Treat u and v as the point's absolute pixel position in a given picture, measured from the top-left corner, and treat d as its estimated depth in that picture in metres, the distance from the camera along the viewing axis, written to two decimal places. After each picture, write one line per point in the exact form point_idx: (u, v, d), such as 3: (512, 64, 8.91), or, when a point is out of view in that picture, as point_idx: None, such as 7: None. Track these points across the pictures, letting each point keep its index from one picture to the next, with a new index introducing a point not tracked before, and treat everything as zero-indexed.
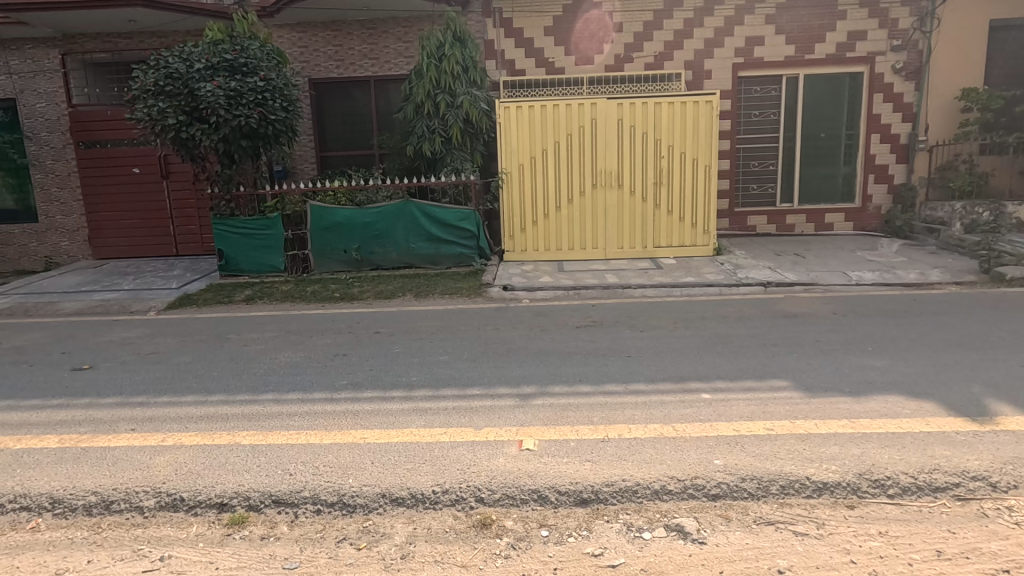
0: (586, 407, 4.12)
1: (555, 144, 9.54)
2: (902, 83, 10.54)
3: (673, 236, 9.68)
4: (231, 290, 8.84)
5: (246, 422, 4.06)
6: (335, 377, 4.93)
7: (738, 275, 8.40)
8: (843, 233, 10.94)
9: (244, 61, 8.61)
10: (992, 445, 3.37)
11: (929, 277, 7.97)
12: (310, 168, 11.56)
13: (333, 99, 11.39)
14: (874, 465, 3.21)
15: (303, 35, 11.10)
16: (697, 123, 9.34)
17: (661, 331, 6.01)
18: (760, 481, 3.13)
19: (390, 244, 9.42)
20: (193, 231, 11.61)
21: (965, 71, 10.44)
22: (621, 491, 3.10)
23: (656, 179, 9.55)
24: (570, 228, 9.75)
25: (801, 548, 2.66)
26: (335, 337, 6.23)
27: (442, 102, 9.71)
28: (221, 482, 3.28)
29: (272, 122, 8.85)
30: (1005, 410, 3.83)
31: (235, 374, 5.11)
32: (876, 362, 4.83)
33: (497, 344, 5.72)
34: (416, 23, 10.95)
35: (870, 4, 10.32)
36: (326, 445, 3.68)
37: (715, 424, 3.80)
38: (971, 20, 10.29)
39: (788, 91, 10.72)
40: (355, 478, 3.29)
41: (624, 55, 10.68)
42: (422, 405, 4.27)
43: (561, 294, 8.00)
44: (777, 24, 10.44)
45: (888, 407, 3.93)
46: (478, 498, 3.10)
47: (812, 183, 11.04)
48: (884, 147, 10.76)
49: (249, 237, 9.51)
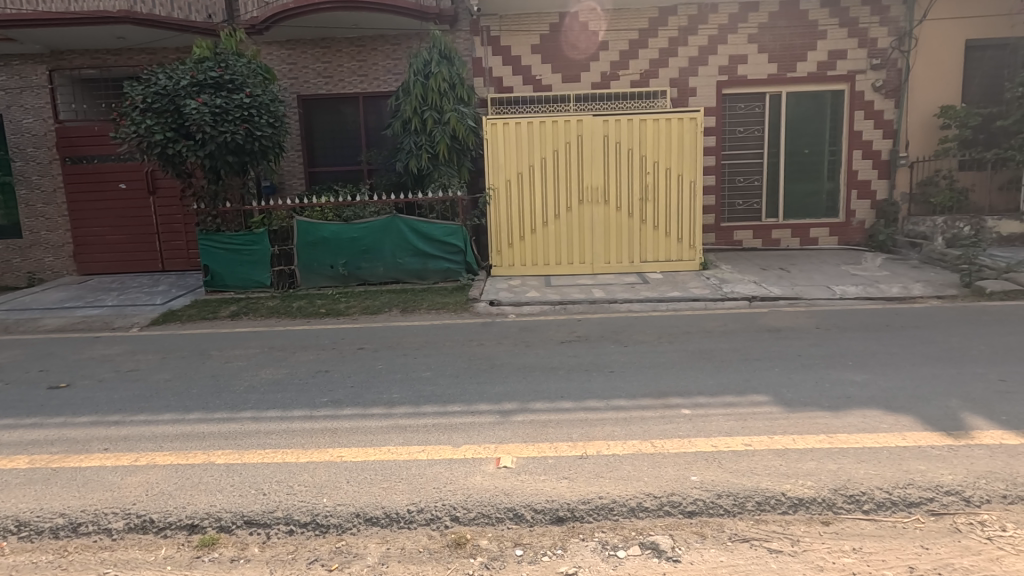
0: (566, 424, 4.10)
1: (541, 160, 9.62)
2: (882, 100, 10.74)
3: (659, 251, 9.76)
4: (217, 306, 8.79)
5: (224, 440, 4.01)
6: (315, 395, 4.87)
7: (724, 289, 8.47)
8: (828, 247, 11.06)
9: (230, 78, 8.64)
10: (967, 459, 3.39)
11: (911, 291, 8.06)
12: (298, 183, 11.57)
13: (323, 115, 11.46)
14: (850, 481, 3.21)
15: (292, 53, 11.18)
16: (682, 139, 9.47)
17: (644, 347, 6.01)
18: (736, 497, 3.13)
19: (377, 259, 9.41)
20: (180, 247, 11.57)
21: (943, 89, 10.67)
22: (597, 509, 3.08)
23: (642, 195, 9.63)
24: (557, 244, 9.80)
25: (775, 565, 2.65)
26: (318, 353, 6.21)
27: (429, 119, 9.79)
28: (192, 503, 3.23)
29: (259, 138, 8.85)
30: (981, 424, 3.85)
31: (215, 391, 5.05)
32: (856, 377, 4.85)
33: (482, 360, 5.71)
34: (404, 41, 11.08)
35: (850, 24, 10.56)
36: (303, 464, 3.64)
37: (694, 439, 3.80)
38: (949, 39, 10.53)
39: (772, 108, 10.90)
40: (330, 497, 3.25)
41: (610, 72, 10.83)
42: (402, 422, 4.24)
43: (548, 309, 8.01)
44: (759, 43, 10.65)
45: (865, 422, 3.95)
46: (453, 517, 3.07)
47: (797, 198, 11.18)
48: (866, 163, 10.93)
49: (234, 253, 9.49)
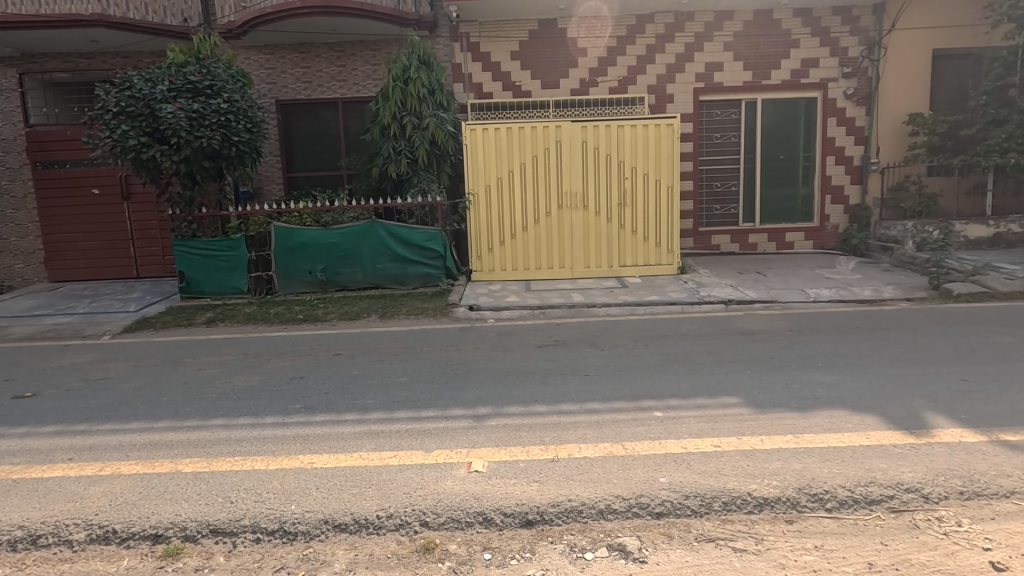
0: (538, 427, 4.12)
1: (520, 166, 9.66)
2: (853, 108, 10.99)
3: (638, 256, 9.86)
4: (192, 312, 8.66)
5: (193, 448, 3.96)
6: (288, 401, 4.82)
7: (701, 293, 8.58)
8: (803, 251, 11.26)
9: (208, 83, 8.55)
10: (926, 457, 3.48)
11: (882, 294, 8.25)
12: (276, 188, 11.48)
13: (302, 120, 11.40)
14: (814, 480, 3.27)
15: (270, 57, 11.11)
16: (659, 145, 9.59)
17: (620, 350, 6.06)
18: (703, 498, 3.17)
19: (356, 265, 9.35)
20: (155, 253, 11.40)
21: (912, 97, 10.95)
22: (567, 512, 3.10)
23: (621, 200, 9.72)
24: (537, 249, 9.85)
25: (740, 564, 2.68)
26: (293, 359, 6.17)
27: (408, 125, 9.80)
28: (157, 513, 3.18)
29: (236, 143, 8.78)
30: (942, 423, 3.95)
31: (186, 399, 4.97)
32: (825, 378, 4.94)
33: (458, 365, 5.71)
34: (384, 47, 11.08)
35: (821, 33, 10.80)
36: (272, 471, 3.60)
37: (664, 441, 3.84)
38: (917, 48, 10.81)
39: (747, 114, 11.09)
40: (298, 504, 3.23)
41: (589, 79, 10.93)
42: (375, 427, 4.23)
43: (527, 313, 8.04)
44: (734, 51, 10.84)
45: (832, 422, 4.03)
46: (423, 522, 3.06)
47: (772, 203, 11.38)
48: (839, 168, 11.16)
49: (211, 259, 9.37)
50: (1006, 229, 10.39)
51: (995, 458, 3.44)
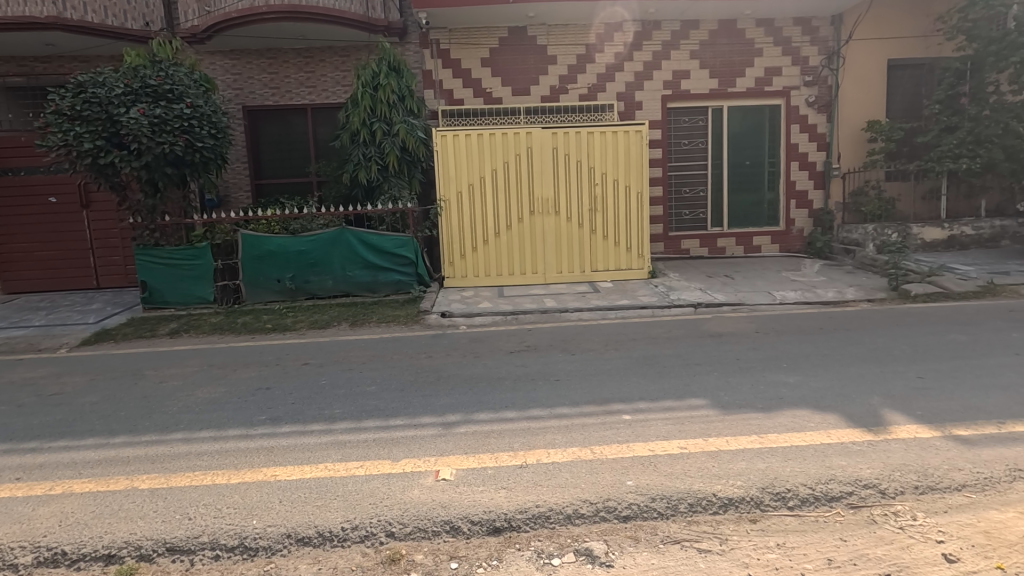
0: (508, 433, 4.11)
1: (492, 172, 9.68)
2: (815, 115, 11.33)
3: (610, 261, 9.94)
4: (155, 323, 8.42)
5: (150, 464, 3.83)
6: (254, 413, 4.72)
7: (671, 296, 8.70)
8: (770, 255, 11.53)
9: (169, 87, 8.34)
10: (884, 453, 3.58)
11: (845, 295, 8.48)
12: (244, 196, 11.27)
13: (270, 127, 11.25)
14: (776, 479, 3.33)
15: (236, 62, 10.93)
16: (628, 151, 9.72)
17: (591, 355, 6.09)
18: (670, 500, 3.19)
19: (326, 272, 9.21)
20: (117, 263, 11.05)
21: (870, 105, 11.32)
22: (534, 518, 3.09)
23: (592, 206, 9.81)
24: (509, 255, 9.86)
25: (704, 565, 2.71)
26: (260, 369, 6.03)
27: (378, 131, 9.72)
28: (110, 532, 3.07)
29: (199, 150, 8.60)
30: (899, 420, 4.07)
31: (145, 413, 4.81)
32: (789, 379, 5.05)
33: (428, 373, 5.66)
34: (354, 53, 10.98)
35: (783, 43, 11.12)
36: (233, 485, 3.51)
37: (632, 444, 3.87)
38: (874, 58, 11.20)
39: (714, 121, 11.32)
40: (260, 518, 3.15)
41: (559, 86, 11.03)
42: (342, 437, 4.16)
43: (499, 319, 8.03)
44: (700, 60, 11.07)
45: (795, 421, 4.12)
46: (389, 533, 3.02)
47: (740, 208, 11.62)
48: (803, 173, 11.47)
49: (175, 268, 9.13)
50: (960, 231, 10.82)
51: (947, 452, 3.55)
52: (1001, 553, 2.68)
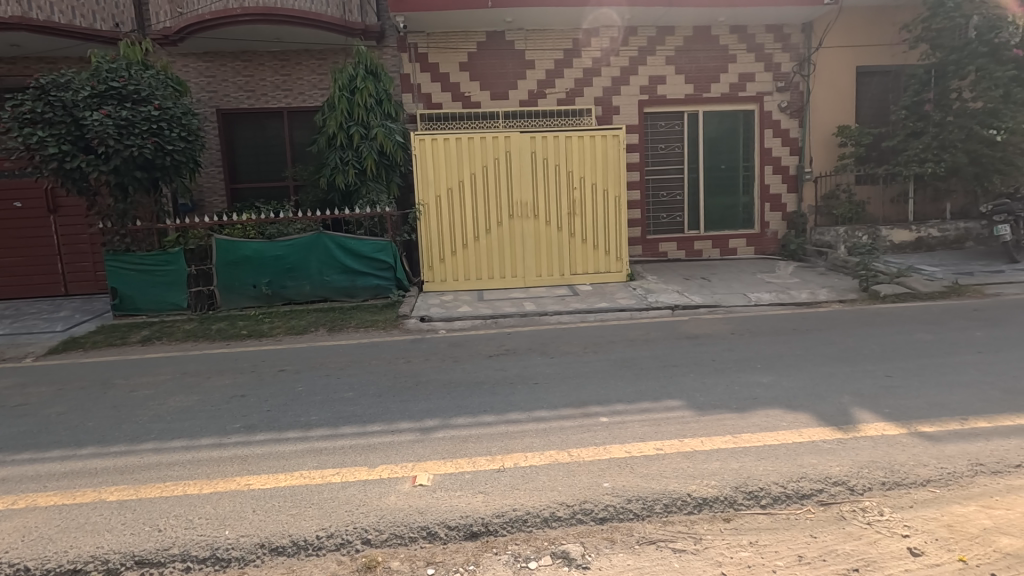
0: (486, 438, 4.11)
1: (471, 176, 9.68)
2: (788, 120, 11.57)
3: (589, 264, 10.01)
4: (126, 331, 8.23)
5: (119, 476, 3.74)
6: (227, 421, 4.63)
7: (649, 299, 8.80)
8: (745, 257, 11.73)
9: (135, 89, 8.16)
10: (853, 451, 3.67)
11: (817, 296, 8.66)
12: (219, 200, 11.09)
13: (245, 130, 11.09)
14: (750, 478, 3.39)
15: (210, 65, 10.76)
16: (606, 155, 9.81)
17: (570, 357, 6.13)
18: (645, 501, 3.23)
19: (303, 277, 9.10)
20: (86, 269, 10.77)
21: (840, 111, 11.61)
22: (511, 521, 3.09)
23: (570, 209, 9.87)
24: (489, 259, 9.87)
25: (679, 564, 2.74)
26: (235, 377, 5.92)
27: (355, 135, 9.66)
28: (76, 547, 2.99)
29: (170, 153, 8.42)
30: (867, 417, 4.18)
31: (115, 424, 4.69)
32: (763, 379, 5.14)
33: (407, 377, 5.64)
34: (331, 56, 10.90)
35: (756, 49, 11.34)
36: (205, 495, 3.44)
37: (609, 446, 3.90)
38: (843, 65, 11.49)
39: (690, 126, 11.49)
40: (232, 529, 3.09)
41: (537, 90, 11.09)
42: (318, 445, 4.11)
43: (479, 323, 8.02)
44: (675, 65, 11.24)
45: (768, 420, 4.19)
46: (365, 540, 2.99)
47: (716, 211, 11.80)
48: (776, 177, 11.70)
49: (147, 274, 8.94)
50: (926, 233, 11.13)
51: (913, 449, 3.65)
52: (962, 545, 2.77)
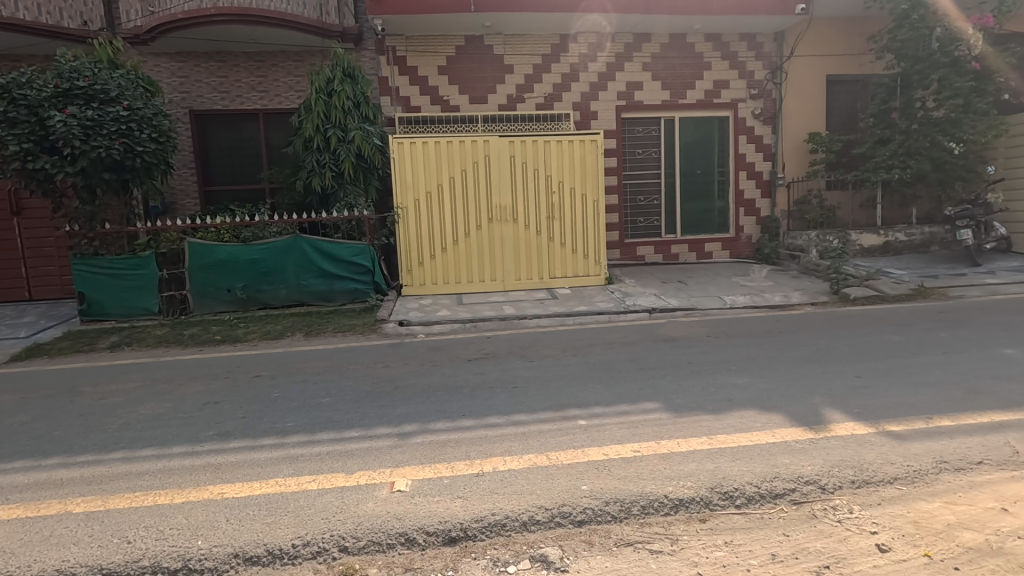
0: (465, 442, 4.10)
1: (450, 179, 9.67)
2: (761, 126, 11.82)
3: (568, 268, 10.07)
4: (94, 337, 8.00)
5: (87, 486, 3.63)
6: (200, 429, 4.54)
7: (627, 302, 8.88)
8: (721, 260, 11.93)
9: (102, 88, 7.92)
10: (824, 450, 3.75)
11: (790, 299, 8.86)
12: (192, 203, 10.88)
13: (219, 132, 10.91)
14: (724, 479, 3.45)
15: (183, 65, 10.56)
16: (584, 160, 9.89)
17: (549, 361, 6.16)
18: (623, 503, 3.25)
19: (279, 281, 8.97)
20: (52, 273, 10.45)
21: (811, 118, 11.90)
22: (490, 526, 3.09)
23: (550, 213, 9.92)
24: (468, 262, 9.86)
25: (655, 565, 2.77)
26: (209, 383, 5.79)
27: (332, 137, 9.57)
28: (40, 560, 2.89)
29: (139, 154, 8.22)
30: (838, 418, 4.28)
31: (82, 432, 4.56)
32: (738, 380, 5.23)
33: (385, 382, 5.59)
34: (308, 58, 10.79)
35: (730, 57, 11.57)
36: (177, 505, 3.36)
37: (587, 449, 3.93)
38: (814, 73, 11.79)
39: (666, 131, 11.66)
40: (205, 538, 3.03)
41: (516, 95, 11.14)
42: (294, 451, 4.05)
43: (458, 327, 8.01)
44: (652, 72, 11.40)
45: (742, 421, 4.27)
46: (342, 548, 2.96)
47: (692, 215, 11.98)
48: (750, 182, 11.94)
49: (117, 278, 8.72)
50: (894, 237, 11.46)
51: (881, 447, 3.76)
52: (927, 541, 2.85)
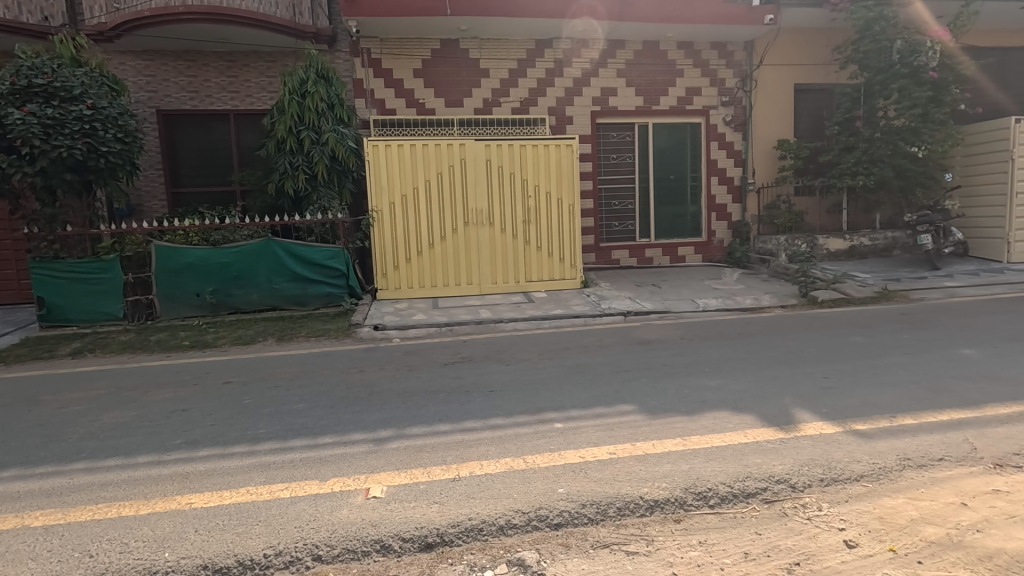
0: (441, 447, 4.07)
1: (426, 182, 9.62)
2: (732, 133, 12.08)
3: (544, 272, 10.11)
4: (55, 343, 7.71)
5: (47, 499, 3.49)
6: (168, 437, 4.41)
7: (602, 305, 8.96)
8: (693, 264, 12.13)
9: (64, 85, 7.67)
10: (794, 450, 3.84)
11: (761, 302, 9.06)
12: (159, 205, 10.60)
13: (188, 133, 10.66)
14: (699, 479, 3.50)
15: (150, 64, 10.29)
16: (560, 164, 9.96)
17: (526, 364, 6.17)
18: (599, 505, 3.27)
19: (250, 285, 8.78)
20: (9, 278, 10.04)
21: (780, 125, 12.21)
22: (467, 531, 3.07)
23: (526, 217, 9.96)
24: (444, 266, 9.81)
25: (631, 566, 2.79)
26: (177, 391, 5.63)
27: (306, 139, 9.43)
28: None
29: (104, 154, 7.97)
30: (807, 418, 4.39)
31: (41, 443, 4.38)
32: (711, 382, 5.32)
33: (360, 387, 5.51)
34: (280, 59, 10.62)
35: (702, 65, 11.81)
36: (142, 517, 3.25)
37: (563, 452, 3.94)
38: (782, 82, 12.11)
39: (640, 137, 11.82)
40: (172, 550, 2.94)
41: (491, 99, 11.16)
42: (266, 459, 3.97)
43: (434, 331, 7.96)
44: (626, 78, 11.55)
45: (715, 423, 4.34)
46: (315, 556, 2.90)
47: (665, 219, 12.16)
48: (722, 188, 12.18)
49: (79, 282, 8.42)
50: (859, 242, 11.81)
51: (848, 446, 3.87)
52: (893, 536, 2.94)
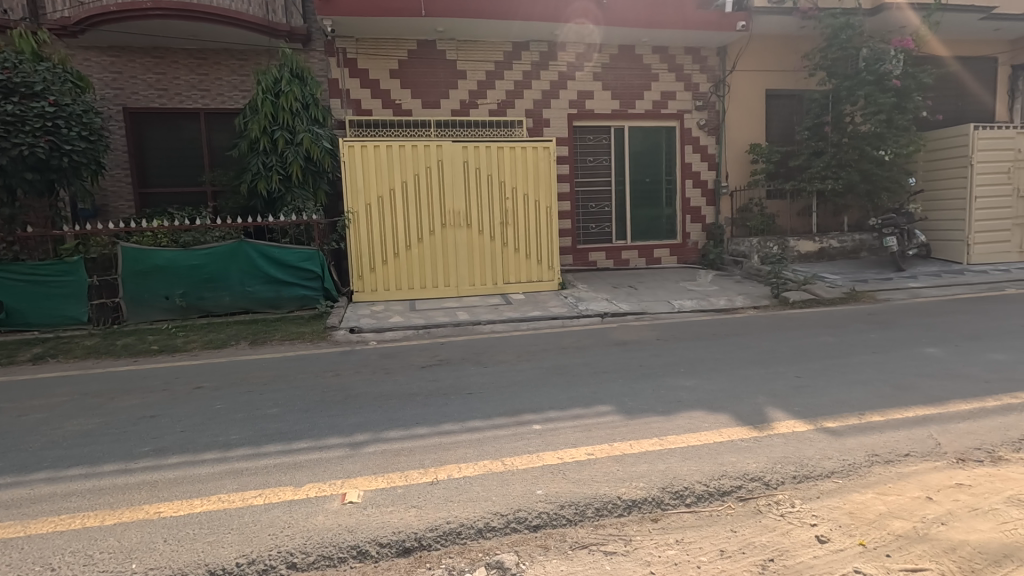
0: (419, 450, 4.04)
1: (402, 184, 9.55)
2: (706, 137, 12.28)
3: (521, 273, 10.12)
4: (14, 348, 7.42)
5: (5, 511, 3.35)
6: (135, 444, 4.28)
7: (580, 307, 9.00)
8: (669, 266, 12.28)
9: (25, 82, 7.40)
10: (767, 448, 3.91)
11: (734, 303, 9.22)
12: (126, 206, 10.31)
13: (157, 132, 10.39)
14: (675, 478, 3.53)
15: (116, 60, 9.99)
16: (537, 166, 9.99)
17: (504, 366, 6.17)
18: (577, 506, 3.28)
19: (222, 288, 8.59)
20: None
21: (752, 129, 12.46)
22: (445, 535, 3.05)
23: (503, 219, 9.96)
24: (421, 268, 9.75)
25: (610, 567, 2.80)
26: (145, 397, 5.47)
27: (279, 139, 9.27)
28: None
29: (67, 153, 7.73)
30: (780, 416, 4.48)
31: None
32: (687, 382, 5.39)
33: (336, 391, 5.43)
34: (253, 57, 10.43)
35: (676, 69, 11.99)
36: (108, 528, 3.14)
37: (541, 453, 3.95)
38: (754, 87, 12.36)
39: (617, 140, 11.94)
40: (140, 561, 2.85)
41: (469, 100, 11.14)
42: (239, 465, 3.88)
43: (411, 333, 7.90)
44: (602, 81, 11.66)
45: (691, 422, 4.40)
46: (290, 564, 2.84)
47: (641, 222, 12.30)
48: (696, 190, 12.37)
49: (40, 285, 8.11)
50: (828, 243, 12.11)
51: (819, 443, 3.96)
52: (862, 530, 3.01)
